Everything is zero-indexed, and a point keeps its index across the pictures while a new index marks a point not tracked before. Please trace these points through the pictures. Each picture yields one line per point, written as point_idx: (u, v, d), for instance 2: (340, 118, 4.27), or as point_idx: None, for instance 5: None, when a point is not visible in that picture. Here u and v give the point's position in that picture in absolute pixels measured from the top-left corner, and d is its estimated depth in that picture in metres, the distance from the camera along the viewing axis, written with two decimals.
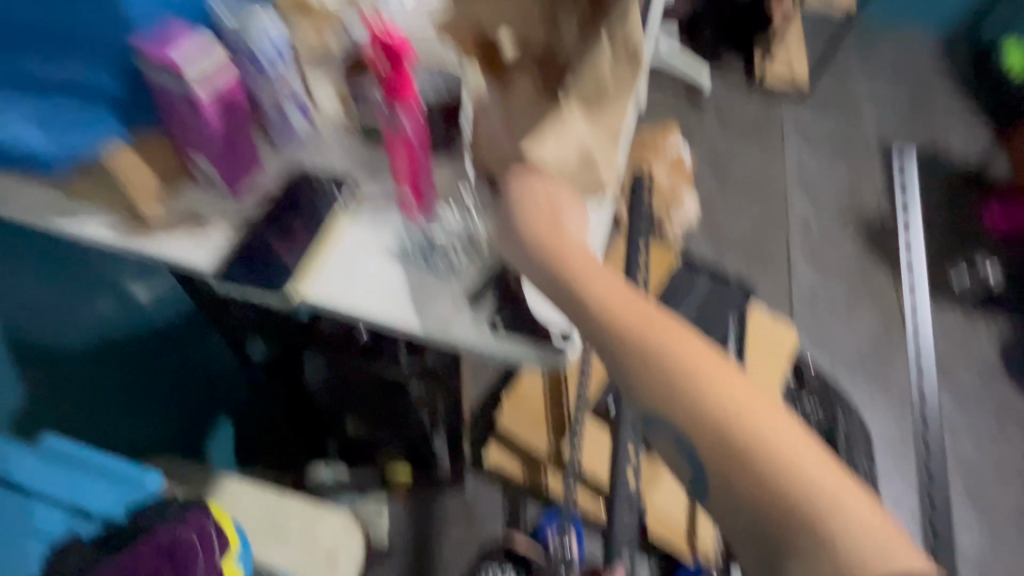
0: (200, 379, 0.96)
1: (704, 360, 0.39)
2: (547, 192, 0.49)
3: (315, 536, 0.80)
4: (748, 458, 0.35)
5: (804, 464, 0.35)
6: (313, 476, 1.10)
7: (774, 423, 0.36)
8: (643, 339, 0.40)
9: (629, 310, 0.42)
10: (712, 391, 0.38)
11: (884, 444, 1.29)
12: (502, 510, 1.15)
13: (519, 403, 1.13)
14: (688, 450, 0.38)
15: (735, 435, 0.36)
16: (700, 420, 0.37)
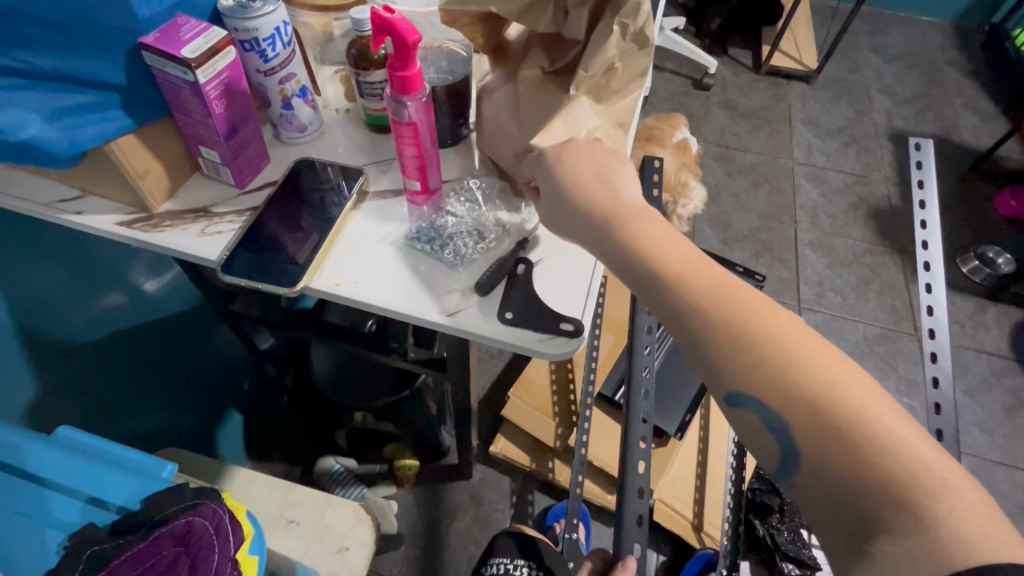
0: (208, 371, 0.97)
1: (799, 333, 0.36)
2: (598, 157, 0.46)
3: (324, 526, 0.80)
4: (855, 443, 0.32)
5: (916, 450, 0.32)
6: (321, 467, 1.09)
7: (882, 404, 0.33)
8: (731, 311, 0.37)
9: (710, 282, 0.39)
10: (808, 369, 0.35)
11: None
12: (510, 500, 1.14)
13: (527, 392, 1.15)
14: (779, 432, 0.35)
15: (839, 415, 0.33)
16: (794, 397, 0.34)
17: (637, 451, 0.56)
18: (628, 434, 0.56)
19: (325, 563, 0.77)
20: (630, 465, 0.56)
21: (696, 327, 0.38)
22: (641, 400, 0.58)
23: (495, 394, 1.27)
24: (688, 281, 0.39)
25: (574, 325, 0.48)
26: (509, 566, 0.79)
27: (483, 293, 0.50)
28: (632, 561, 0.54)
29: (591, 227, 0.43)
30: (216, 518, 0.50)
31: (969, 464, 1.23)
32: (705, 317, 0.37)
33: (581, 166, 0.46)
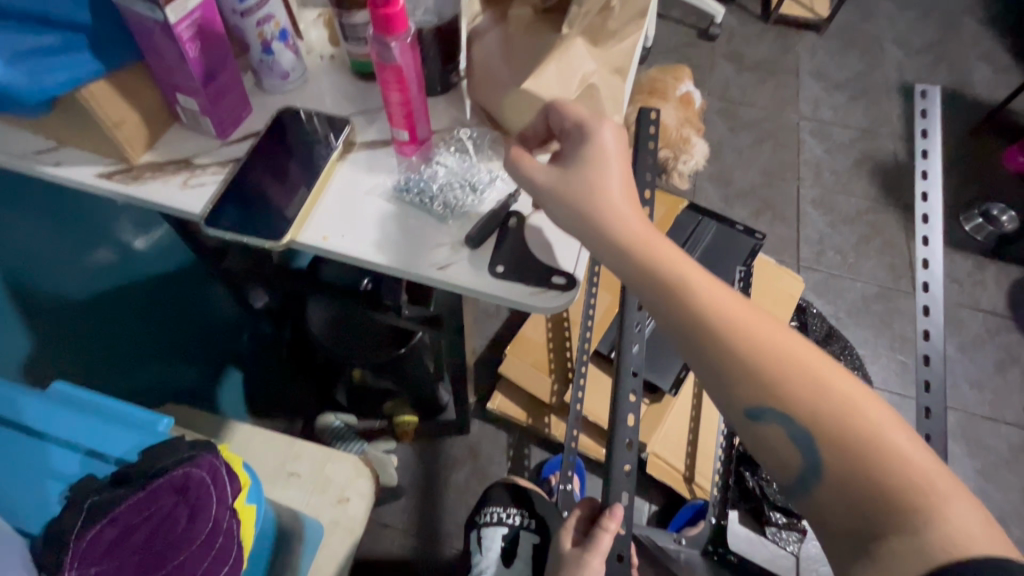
0: (209, 330, 0.97)
1: (804, 348, 0.40)
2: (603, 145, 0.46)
3: (324, 478, 0.82)
4: (862, 454, 0.36)
5: (914, 454, 0.36)
6: (322, 424, 1.13)
7: (882, 417, 0.37)
8: (747, 333, 0.41)
9: (733, 304, 0.42)
10: (816, 393, 0.39)
11: (886, 388, 1.30)
12: (507, 454, 1.17)
13: (523, 350, 1.16)
14: (796, 441, 0.39)
15: (845, 426, 0.37)
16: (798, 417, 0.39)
17: (627, 404, 0.57)
18: (619, 388, 0.57)
19: (327, 513, 0.79)
20: (619, 418, 0.56)
21: (716, 350, 0.41)
22: (632, 352, 0.57)
23: (492, 352, 1.28)
24: (710, 305, 0.41)
25: (566, 279, 0.48)
26: (501, 514, 0.81)
27: (474, 246, 0.49)
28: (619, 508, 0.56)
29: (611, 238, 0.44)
30: (212, 469, 0.50)
31: (956, 418, 1.26)
32: (722, 341, 0.40)
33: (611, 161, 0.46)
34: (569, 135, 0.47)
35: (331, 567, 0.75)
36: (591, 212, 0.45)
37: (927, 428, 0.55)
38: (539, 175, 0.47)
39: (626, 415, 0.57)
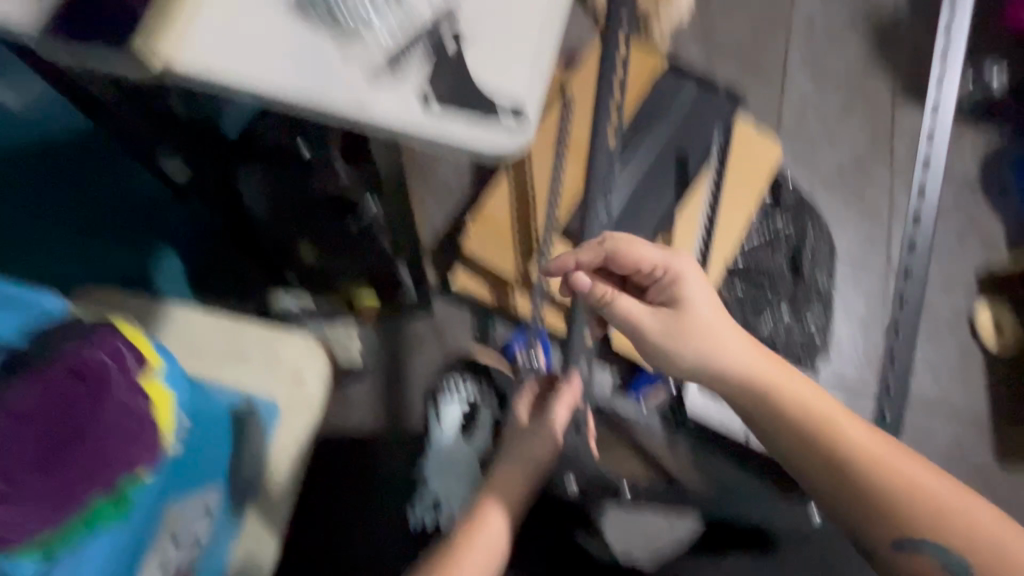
0: (128, 206, 0.88)
1: (900, 457, 0.57)
2: (720, 320, 0.65)
3: (276, 359, 0.78)
4: (942, 523, 0.54)
5: (980, 521, 0.54)
6: (276, 306, 1.11)
7: (957, 500, 0.55)
8: (835, 425, 0.59)
9: (867, 442, 0.58)
10: (865, 452, 0.57)
11: (848, 258, 1.31)
12: (472, 330, 1.15)
13: (486, 225, 1.10)
14: (892, 515, 0.55)
15: (928, 506, 0.55)
16: (853, 467, 0.57)
17: (580, 264, 0.69)
18: (574, 282, 0.69)
19: (284, 393, 0.76)
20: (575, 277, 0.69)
21: (807, 436, 0.59)
22: (586, 250, 0.70)
23: (454, 228, 1.21)
24: (806, 412, 0.59)
25: (515, 115, 0.45)
26: None
27: (391, 73, 0.43)
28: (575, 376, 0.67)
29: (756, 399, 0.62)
30: (112, 350, 0.45)
31: None
32: (799, 424, 0.59)
33: (701, 301, 0.66)
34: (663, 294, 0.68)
35: (296, 445, 0.75)
36: (703, 353, 0.64)
37: None
38: (643, 318, 0.67)
39: (584, 274, 0.69)
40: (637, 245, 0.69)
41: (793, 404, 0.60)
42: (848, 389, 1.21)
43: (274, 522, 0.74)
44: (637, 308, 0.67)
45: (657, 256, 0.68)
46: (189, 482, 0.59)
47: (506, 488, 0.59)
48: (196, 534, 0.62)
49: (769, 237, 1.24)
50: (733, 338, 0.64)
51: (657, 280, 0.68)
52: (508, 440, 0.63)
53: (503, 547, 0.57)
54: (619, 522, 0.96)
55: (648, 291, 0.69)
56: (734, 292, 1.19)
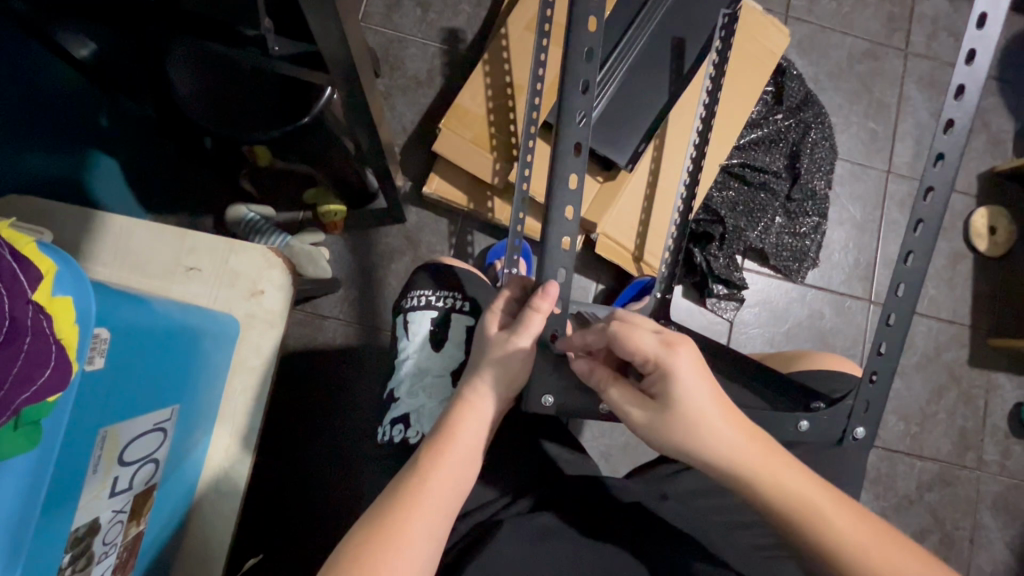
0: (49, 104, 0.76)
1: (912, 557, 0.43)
2: (703, 395, 0.46)
3: (230, 272, 0.69)
4: None
5: None
6: (234, 218, 0.98)
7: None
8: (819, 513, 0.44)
9: (847, 524, 0.43)
10: (861, 555, 0.42)
11: (849, 160, 1.22)
12: (449, 242, 1.08)
13: (460, 123, 0.99)
14: None
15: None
16: (839, 558, 0.43)
17: (564, 196, 0.50)
18: (555, 169, 0.50)
19: (240, 307, 0.69)
20: (554, 212, 0.51)
21: (770, 514, 0.45)
22: (575, 126, 0.50)
23: (426, 128, 1.10)
24: (787, 497, 0.44)
25: None
26: (430, 298, 0.73)
27: None
28: (553, 287, 0.51)
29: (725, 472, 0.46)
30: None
31: (909, 189, 1.23)
32: (775, 510, 0.44)
33: (699, 395, 0.46)
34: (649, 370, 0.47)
35: (258, 359, 0.68)
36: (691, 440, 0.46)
37: (928, 179, 0.48)
38: (630, 410, 0.48)
39: (565, 208, 0.51)
40: (640, 334, 0.46)
41: (770, 488, 0.44)
42: (833, 295, 1.18)
43: (249, 434, 0.67)
44: (630, 397, 0.48)
45: (651, 341, 0.46)
46: (124, 399, 0.48)
47: (479, 407, 0.53)
48: (149, 456, 0.53)
49: (768, 136, 1.14)
50: (707, 414, 0.45)
51: (651, 375, 0.47)
52: (480, 354, 0.55)
53: (476, 463, 0.52)
54: (597, 431, 1.02)
55: (642, 383, 0.49)
56: (726, 196, 1.12)
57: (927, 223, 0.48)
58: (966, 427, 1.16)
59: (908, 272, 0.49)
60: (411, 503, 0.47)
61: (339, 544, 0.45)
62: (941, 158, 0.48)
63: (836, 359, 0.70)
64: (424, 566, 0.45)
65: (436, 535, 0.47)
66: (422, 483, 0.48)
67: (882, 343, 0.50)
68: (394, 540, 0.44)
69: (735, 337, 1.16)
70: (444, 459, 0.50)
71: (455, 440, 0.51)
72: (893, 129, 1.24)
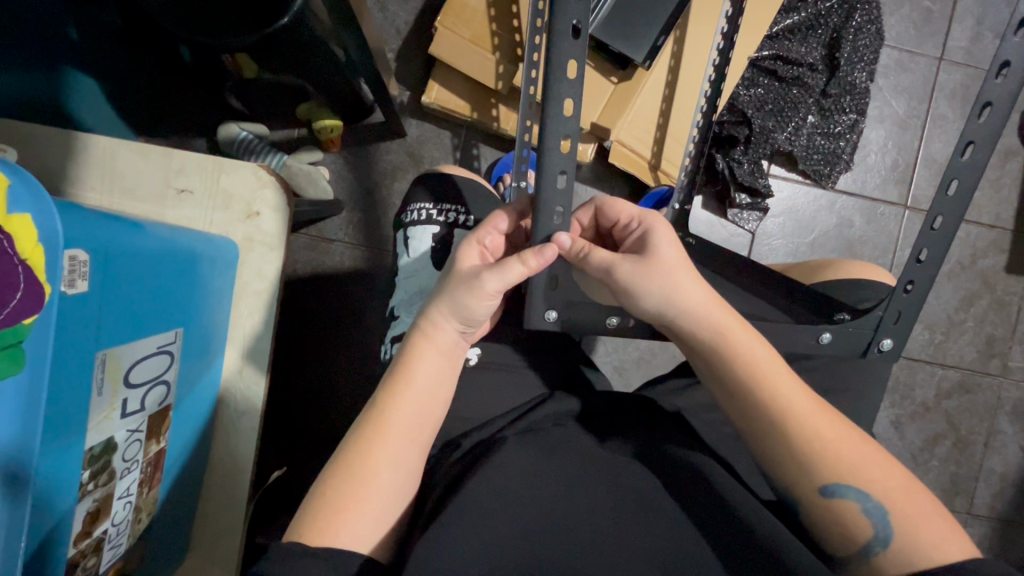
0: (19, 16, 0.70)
1: (841, 436, 0.43)
2: (675, 257, 0.48)
3: (224, 193, 0.66)
4: (857, 472, 0.42)
5: (908, 513, 0.41)
6: (226, 137, 0.94)
7: (896, 486, 0.42)
8: (765, 376, 0.45)
9: (794, 391, 0.45)
10: (807, 423, 0.43)
11: (897, 46, 1.09)
12: (454, 156, 1.02)
13: (458, 20, 0.90)
14: (811, 473, 0.43)
15: (848, 463, 0.42)
16: (788, 426, 0.44)
17: (563, 87, 0.43)
18: (551, 55, 0.42)
19: (238, 230, 0.66)
20: (552, 106, 0.43)
21: (730, 382, 0.46)
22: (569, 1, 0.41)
23: (422, 31, 1.00)
24: (743, 356, 0.46)
25: None
26: (431, 212, 0.69)
27: None
28: (548, 250, 0.46)
29: (696, 330, 0.48)
30: None
31: (964, 77, 1.10)
32: (730, 373, 0.46)
33: (671, 251, 0.48)
34: (633, 236, 0.51)
35: (261, 283, 0.67)
36: (666, 288, 0.47)
37: (1005, 52, 0.43)
38: (612, 268, 0.48)
39: (564, 100, 0.44)
40: (624, 202, 0.53)
41: (728, 351, 0.47)
42: (866, 202, 1.11)
43: (259, 353, 0.67)
44: (617, 256, 0.48)
45: (634, 209, 0.52)
46: (119, 322, 0.47)
47: (435, 338, 0.50)
48: (159, 377, 0.53)
49: (805, 22, 1.02)
50: (676, 268, 0.48)
51: (630, 236, 0.52)
52: (443, 284, 0.51)
53: (444, 387, 0.50)
54: (612, 343, 1.01)
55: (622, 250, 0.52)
56: (754, 94, 1.02)
57: (995, 106, 0.44)
58: (995, 334, 1.12)
59: (962, 167, 0.45)
60: (375, 436, 0.46)
61: (313, 481, 0.45)
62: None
63: (865, 266, 0.66)
64: (395, 491, 0.45)
65: (404, 461, 0.46)
66: (381, 415, 0.47)
67: (922, 251, 0.48)
68: (361, 469, 0.44)
69: (757, 248, 1.11)
70: (401, 391, 0.48)
71: (413, 371, 0.48)
72: (950, 8, 1.09)
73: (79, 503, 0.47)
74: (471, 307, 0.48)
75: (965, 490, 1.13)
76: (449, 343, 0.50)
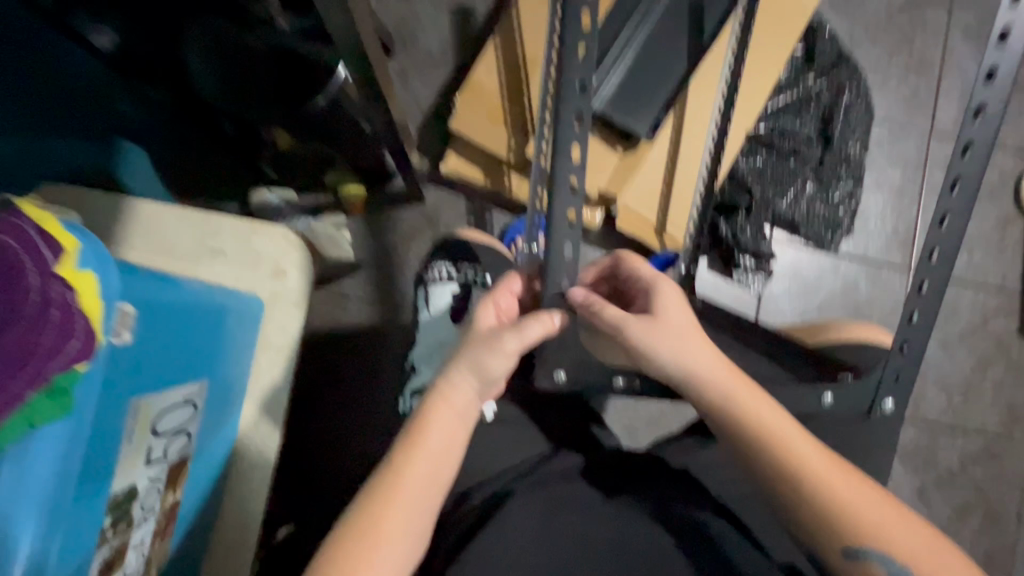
0: (66, 84, 0.78)
1: (860, 495, 0.44)
2: (681, 317, 0.51)
3: (254, 252, 0.71)
4: (877, 532, 0.42)
5: (931, 569, 0.42)
6: (258, 202, 1.03)
7: (915, 542, 0.42)
8: (777, 437, 0.46)
9: (807, 451, 0.46)
10: (824, 483, 0.44)
11: (887, 120, 1.15)
12: (468, 220, 1.08)
13: (475, 99, 0.98)
14: (833, 534, 0.43)
15: (867, 521, 0.43)
16: (805, 488, 0.44)
17: (566, 165, 0.48)
18: (558, 136, 0.47)
19: (264, 287, 0.70)
20: (558, 178, 0.49)
21: (743, 444, 0.47)
22: (573, 93, 0.47)
23: (442, 107, 1.09)
24: (753, 418, 0.47)
25: None
26: (451, 272, 0.73)
27: None
28: (559, 315, 0.52)
29: (705, 391, 0.49)
30: (23, 237, 0.35)
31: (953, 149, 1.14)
32: (742, 435, 0.47)
33: (678, 311, 0.51)
34: (642, 295, 0.54)
35: (281, 338, 0.70)
36: (675, 348, 0.49)
37: (968, 134, 0.49)
38: (623, 323, 0.50)
39: (568, 176, 0.49)
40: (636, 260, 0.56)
41: (736, 412, 0.47)
42: (870, 265, 1.13)
43: (275, 407, 0.69)
44: (628, 314, 0.51)
45: (643, 269, 0.55)
46: (153, 373, 0.50)
47: (450, 398, 0.50)
48: (182, 429, 0.55)
49: (799, 98, 1.09)
50: (685, 325, 0.50)
51: (639, 296, 0.55)
52: (461, 342, 0.53)
53: (457, 449, 0.50)
54: (623, 408, 1.01)
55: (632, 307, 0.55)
56: (754, 164, 1.08)
57: (965, 178, 0.49)
58: (1015, 400, 1.10)
59: (944, 235, 0.50)
60: (384, 503, 0.45)
61: (322, 541, 0.45)
62: (981, 110, 0.48)
63: (865, 326, 0.68)
64: (402, 557, 0.45)
65: (414, 526, 0.46)
66: (393, 481, 0.46)
67: (913, 311, 0.51)
68: (372, 537, 0.44)
69: (765, 309, 1.13)
70: (414, 457, 0.48)
71: (426, 434, 0.49)
72: (936, 86, 1.16)
73: (96, 552, 0.47)
74: (490, 365, 0.50)
75: (1003, 567, 1.07)
76: (464, 405, 0.51)
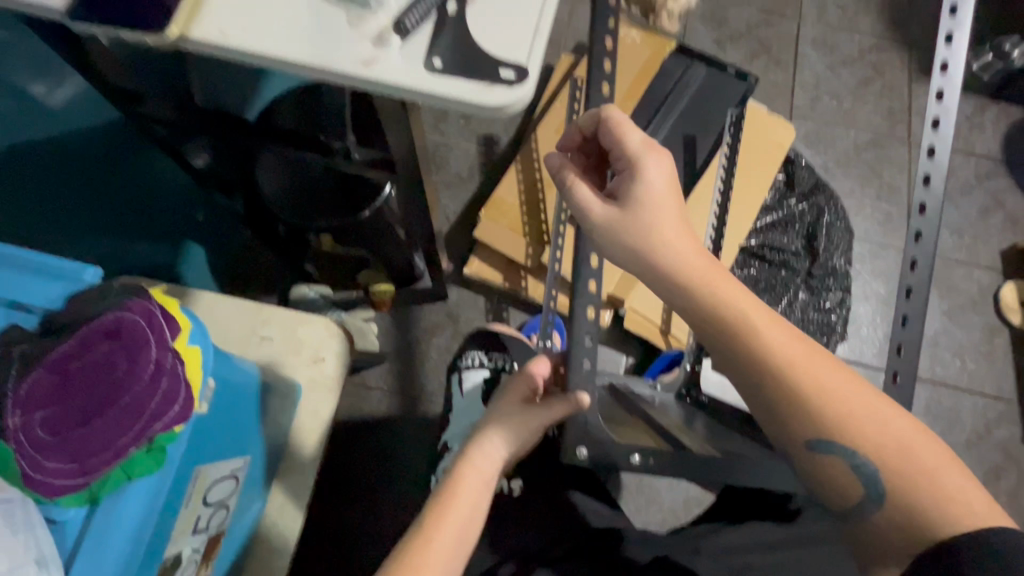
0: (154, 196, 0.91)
1: (843, 393, 0.43)
2: (662, 204, 0.49)
3: (298, 341, 0.78)
4: (844, 428, 0.42)
5: (912, 466, 0.42)
6: (297, 296, 1.12)
7: (883, 431, 0.42)
8: (749, 325, 0.45)
9: (783, 342, 0.44)
10: (798, 376, 0.43)
11: (866, 239, 1.28)
12: (486, 316, 1.17)
13: (498, 213, 1.12)
14: (804, 423, 0.43)
15: (836, 414, 0.43)
16: (779, 378, 0.43)
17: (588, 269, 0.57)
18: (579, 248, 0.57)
19: (304, 373, 0.77)
20: (581, 280, 0.57)
21: (716, 331, 0.46)
22: None
23: (467, 219, 1.23)
24: (725, 309, 0.45)
25: (515, 69, 0.44)
26: (482, 359, 0.81)
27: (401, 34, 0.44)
28: (586, 395, 0.56)
29: (676, 282, 0.47)
30: (147, 314, 0.44)
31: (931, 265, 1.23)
32: (710, 320, 0.46)
33: (656, 191, 0.49)
34: (623, 172, 0.51)
35: (315, 422, 0.75)
36: (643, 236, 0.48)
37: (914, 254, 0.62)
38: (592, 207, 0.51)
39: (590, 278, 0.58)
40: (628, 126, 0.51)
41: (705, 294, 0.46)
42: (867, 369, 1.19)
43: (301, 493, 0.72)
44: (598, 197, 0.51)
45: (635, 137, 0.51)
46: (212, 444, 0.55)
47: (478, 468, 0.56)
48: (224, 501, 0.59)
49: (783, 218, 1.23)
50: (661, 208, 0.49)
51: (620, 172, 0.52)
52: (485, 420, 0.61)
53: (479, 520, 0.54)
54: (635, 484, 1.02)
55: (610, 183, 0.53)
56: (748, 274, 1.19)
57: (916, 289, 0.61)
58: None
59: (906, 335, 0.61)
60: (415, 563, 0.48)
61: None
62: (920, 236, 0.62)
63: None
64: None
65: None
66: (426, 543, 0.50)
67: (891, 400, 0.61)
68: None
69: None
70: (445, 522, 0.51)
71: (455, 502, 0.53)
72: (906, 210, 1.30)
73: None
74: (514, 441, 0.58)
75: None
76: (489, 476, 0.56)
